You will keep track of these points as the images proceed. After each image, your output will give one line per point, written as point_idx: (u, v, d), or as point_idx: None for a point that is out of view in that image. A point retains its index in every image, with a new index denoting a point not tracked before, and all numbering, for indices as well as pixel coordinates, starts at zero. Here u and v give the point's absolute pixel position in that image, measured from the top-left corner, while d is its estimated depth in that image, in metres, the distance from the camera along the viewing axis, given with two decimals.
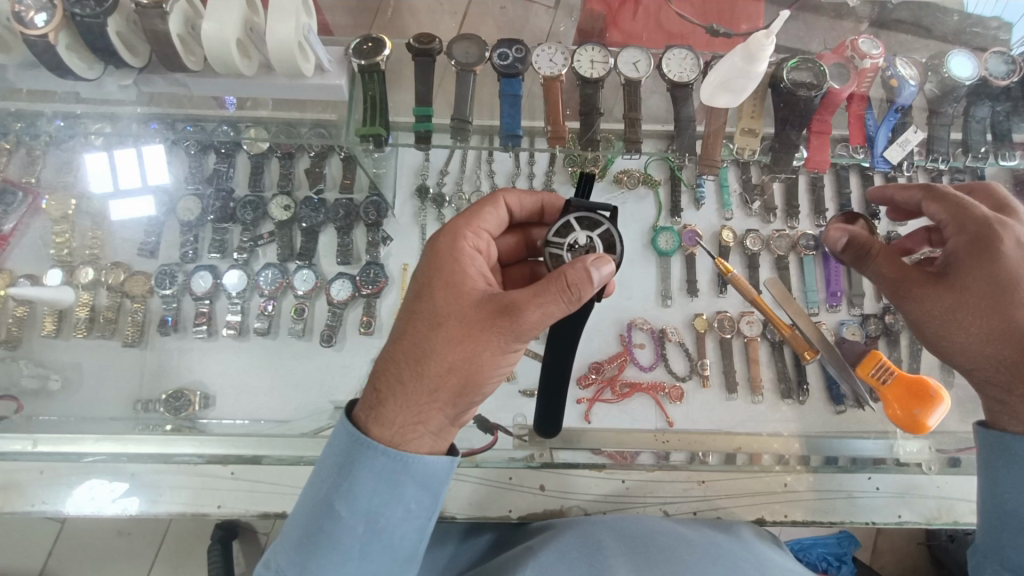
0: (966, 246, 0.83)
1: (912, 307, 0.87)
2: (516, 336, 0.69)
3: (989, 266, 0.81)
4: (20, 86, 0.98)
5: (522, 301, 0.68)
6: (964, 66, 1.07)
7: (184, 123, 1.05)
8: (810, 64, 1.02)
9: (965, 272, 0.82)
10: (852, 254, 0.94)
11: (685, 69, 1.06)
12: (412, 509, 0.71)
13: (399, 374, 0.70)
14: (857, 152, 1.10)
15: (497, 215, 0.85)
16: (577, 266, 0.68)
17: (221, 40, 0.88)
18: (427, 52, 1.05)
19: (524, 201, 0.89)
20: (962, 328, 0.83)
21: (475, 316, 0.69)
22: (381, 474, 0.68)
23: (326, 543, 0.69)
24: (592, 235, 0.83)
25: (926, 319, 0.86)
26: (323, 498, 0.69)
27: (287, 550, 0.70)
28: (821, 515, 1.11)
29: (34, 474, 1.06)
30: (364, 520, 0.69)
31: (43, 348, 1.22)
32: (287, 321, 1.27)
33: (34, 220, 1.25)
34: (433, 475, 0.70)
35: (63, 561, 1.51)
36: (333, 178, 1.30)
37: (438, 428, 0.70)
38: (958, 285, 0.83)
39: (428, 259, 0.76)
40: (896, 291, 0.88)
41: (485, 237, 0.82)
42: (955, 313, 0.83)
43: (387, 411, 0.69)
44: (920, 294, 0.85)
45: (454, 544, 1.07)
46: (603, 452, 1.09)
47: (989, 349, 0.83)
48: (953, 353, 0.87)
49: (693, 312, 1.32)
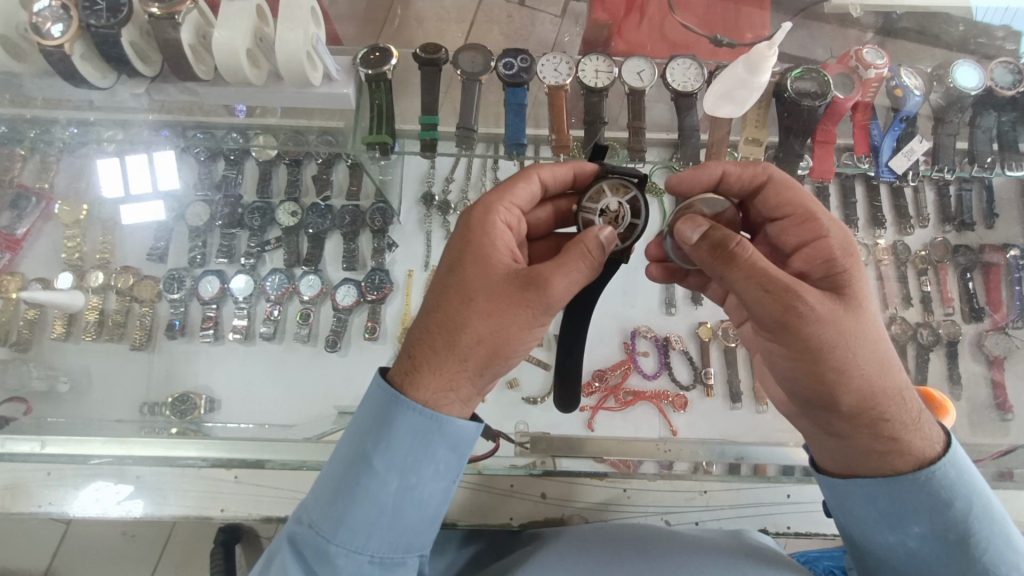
0: (836, 254, 0.72)
1: (812, 322, 0.64)
2: (544, 309, 0.69)
3: (864, 277, 0.71)
4: (35, 94, 1.00)
5: (547, 273, 0.68)
6: (969, 75, 1.08)
7: (195, 130, 1.10)
8: (814, 74, 1.03)
9: (843, 283, 0.69)
10: (722, 237, 0.68)
11: (689, 78, 1.06)
12: (441, 470, 0.69)
13: (432, 344, 0.68)
14: (862, 161, 1.12)
15: (531, 191, 0.81)
16: (590, 235, 0.72)
17: (230, 49, 0.89)
18: (434, 62, 1.06)
19: (566, 172, 0.84)
20: (858, 351, 0.66)
21: (504, 290, 0.68)
22: (415, 431, 0.67)
23: (359, 496, 0.68)
24: (622, 201, 0.85)
25: (823, 335, 0.65)
26: (359, 453, 0.69)
27: (320, 505, 0.69)
28: (825, 527, 1.09)
29: (41, 475, 1.07)
30: (397, 475, 0.68)
31: (53, 350, 1.23)
32: (293, 326, 1.28)
33: (47, 225, 1.28)
34: (463, 440, 0.70)
35: (68, 563, 1.52)
36: (340, 184, 1.34)
37: (468, 397, 0.70)
38: (847, 298, 0.68)
39: (458, 234, 0.74)
40: (791, 296, 0.64)
41: (517, 212, 0.79)
42: (856, 329, 0.66)
43: (421, 377, 0.68)
44: (817, 302, 0.65)
45: (454, 549, 1.07)
46: (605, 460, 1.07)
47: (874, 382, 0.67)
48: (827, 383, 0.67)
49: (698, 321, 1.32)
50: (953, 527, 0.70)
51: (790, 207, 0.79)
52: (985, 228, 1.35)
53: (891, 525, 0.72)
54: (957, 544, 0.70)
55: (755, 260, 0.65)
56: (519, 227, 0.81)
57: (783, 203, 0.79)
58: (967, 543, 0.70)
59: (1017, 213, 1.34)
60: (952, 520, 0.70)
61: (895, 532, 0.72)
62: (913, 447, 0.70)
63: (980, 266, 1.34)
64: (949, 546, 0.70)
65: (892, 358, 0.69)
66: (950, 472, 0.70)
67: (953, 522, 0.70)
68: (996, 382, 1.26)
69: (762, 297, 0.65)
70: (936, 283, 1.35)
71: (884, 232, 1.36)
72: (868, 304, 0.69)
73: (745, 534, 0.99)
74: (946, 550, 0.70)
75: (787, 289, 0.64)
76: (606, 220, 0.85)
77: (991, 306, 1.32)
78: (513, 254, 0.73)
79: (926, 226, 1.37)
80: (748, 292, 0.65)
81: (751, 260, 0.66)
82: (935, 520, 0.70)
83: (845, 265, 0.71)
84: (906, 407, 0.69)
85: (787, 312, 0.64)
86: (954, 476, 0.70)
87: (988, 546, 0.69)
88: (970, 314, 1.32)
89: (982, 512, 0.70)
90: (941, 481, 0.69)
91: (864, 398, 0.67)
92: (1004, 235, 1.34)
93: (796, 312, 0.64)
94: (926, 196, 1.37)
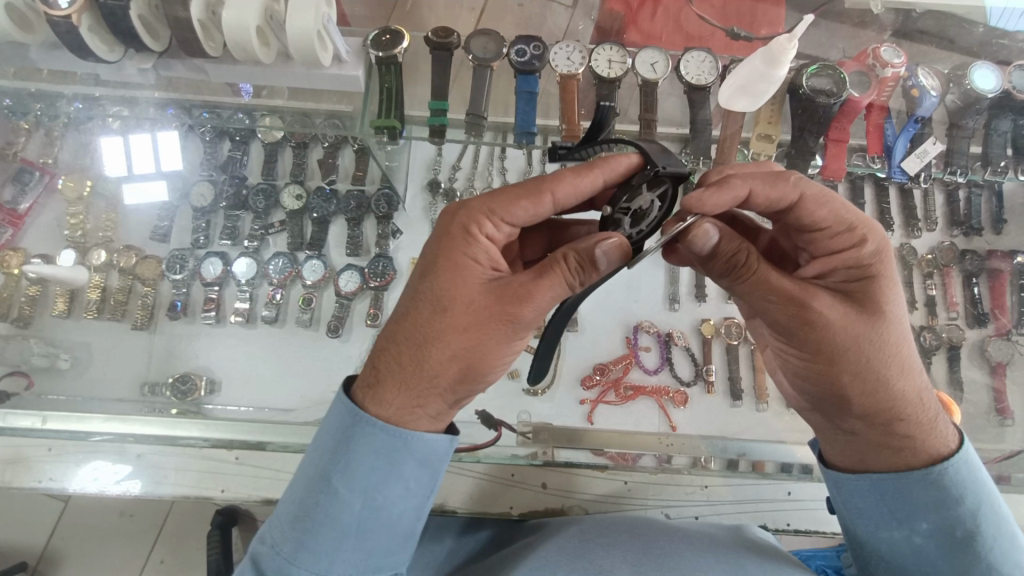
0: (865, 259, 0.67)
1: (823, 329, 0.65)
2: (521, 325, 0.68)
3: (892, 280, 0.68)
4: (41, 66, 0.99)
5: (528, 287, 0.67)
6: (987, 78, 1.06)
7: (201, 109, 1.05)
8: (830, 71, 1.02)
9: (866, 290, 0.67)
10: (733, 253, 0.68)
11: (703, 72, 1.05)
12: (411, 487, 0.69)
13: (399, 356, 0.68)
14: (874, 162, 1.11)
15: (535, 211, 0.73)
16: (580, 249, 0.68)
17: (241, 27, 0.88)
18: (444, 46, 1.05)
19: (594, 182, 0.73)
20: (871, 358, 0.66)
21: (482, 303, 0.67)
22: (378, 450, 0.67)
23: (321, 518, 0.67)
24: (653, 200, 0.74)
25: (834, 342, 0.66)
26: (320, 474, 0.68)
27: (283, 525, 0.68)
28: (823, 525, 1.09)
29: (43, 450, 1.07)
30: (362, 496, 0.67)
31: (54, 327, 1.23)
32: (295, 310, 1.28)
33: (51, 200, 1.26)
34: (433, 454, 0.69)
35: (66, 539, 1.53)
36: (346, 170, 1.31)
37: (437, 413, 0.69)
38: (869, 305, 0.66)
39: (438, 237, 0.71)
40: (801, 305, 0.65)
41: (509, 229, 0.73)
42: (873, 335, 0.66)
43: (384, 392, 0.67)
44: (831, 310, 0.65)
45: (452, 538, 1.04)
46: (606, 453, 1.07)
47: (889, 385, 0.67)
48: (838, 385, 0.68)
49: (701, 318, 1.32)
50: (962, 524, 0.70)
51: (826, 221, 0.68)
52: (994, 233, 1.34)
53: (899, 520, 0.71)
54: (963, 541, 0.70)
55: (766, 271, 0.67)
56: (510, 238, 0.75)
57: (820, 219, 0.68)
58: (973, 539, 0.70)
59: None
60: (961, 517, 0.69)
61: (902, 529, 0.72)
62: (927, 445, 0.70)
63: (986, 274, 1.33)
64: (954, 543, 0.70)
65: (911, 361, 0.69)
66: (962, 470, 0.70)
67: (962, 518, 0.69)
68: (998, 388, 1.25)
69: (771, 304, 0.67)
70: (941, 287, 1.34)
71: (892, 233, 1.35)
72: (891, 310, 0.67)
73: (748, 530, 0.98)
74: (952, 546, 0.70)
75: (798, 296, 0.65)
76: (634, 217, 0.75)
77: (996, 311, 1.32)
78: (494, 264, 0.70)
79: (934, 229, 1.36)
80: (759, 300, 0.68)
81: (761, 274, 0.67)
82: (944, 517, 0.70)
83: (873, 270, 0.67)
84: (923, 407, 0.70)
85: (797, 318, 0.66)
86: (965, 474, 0.70)
87: (992, 545, 0.70)
88: (974, 320, 1.31)
89: (989, 510, 0.70)
90: (954, 478, 0.69)
91: (877, 402, 0.68)
92: (1013, 240, 1.34)
93: (807, 319, 0.65)
94: (936, 199, 1.36)
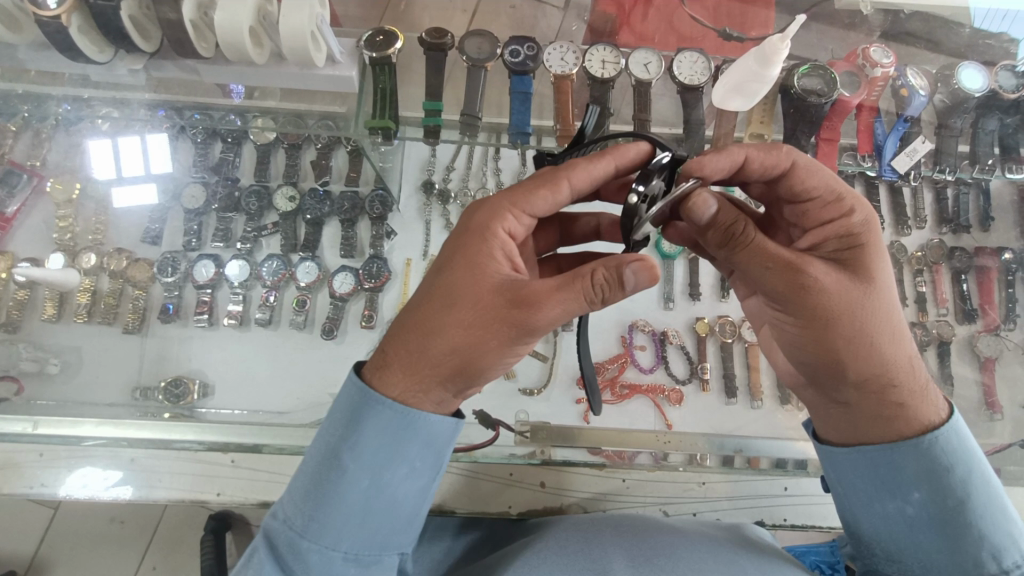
0: (854, 228, 0.71)
1: (818, 292, 0.66)
2: (526, 331, 0.66)
3: (881, 249, 0.71)
4: (29, 66, 0.97)
5: (541, 295, 0.65)
6: (974, 78, 1.09)
7: (192, 111, 1.05)
8: (821, 71, 1.03)
9: (857, 256, 0.70)
10: (729, 224, 0.68)
11: (696, 72, 1.06)
12: (416, 467, 0.70)
13: (406, 344, 0.67)
14: (864, 161, 1.12)
15: (554, 201, 0.74)
16: (609, 266, 0.65)
17: (234, 27, 0.88)
18: (439, 47, 1.05)
19: (603, 171, 0.74)
20: (866, 323, 0.67)
21: (490, 303, 0.66)
22: (388, 431, 0.67)
23: (331, 495, 0.67)
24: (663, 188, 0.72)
25: (828, 306, 0.67)
26: (328, 452, 0.68)
27: (293, 501, 0.69)
28: (818, 520, 1.10)
29: (34, 456, 1.05)
30: (370, 474, 0.68)
31: (43, 331, 1.21)
32: (289, 313, 1.27)
33: (39, 202, 1.25)
34: (438, 436, 0.70)
35: (54, 546, 1.51)
36: (340, 171, 1.31)
37: (439, 399, 0.69)
38: (862, 271, 0.69)
39: (460, 230, 0.71)
40: (798, 269, 0.66)
41: (528, 220, 0.74)
42: (865, 301, 0.67)
43: (390, 374, 0.68)
44: (825, 274, 0.67)
45: (450, 538, 1.04)
46: (602, 452, 1.06)
47: (883, 351, 0.69)
48: (834, 352, 0.69)
49: (695, 316, 1.32)
50: (952, 493, 0.70)
51: (816, 190, 0.74)
52: (981, 231, 1.36)
53: (891, 492, 0.73)
54: (956, 511, 0.71)
55: (760, 238, 0.67)
56: (526, 231, 0.76)
57: (811, 187, 0.74)
58: (964, 509, 0.70)
59: (1014, 218, 1.35)
60: (951, 486, 0.70)
61: (894, 500, 0.73)
62: (919, 414, 0.72)
63: (974, 270, 1.35)
64: (946, 513, 0.71)
65: (903, 329, 0.70)
66: (953, 440, 0.71)
67: (953, 487, 0.70)
68: (986, 383, 1.27)
69: (768, 270, 0.67)
70: (930, 285, 1.35)
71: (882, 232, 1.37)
72: (881, 277, 0.69)
73: (745, 527, 0.98)
74: (945, 517, 0.71)
75: (792, 262, 0.66)
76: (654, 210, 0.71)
77: (984, 307, 1.33)
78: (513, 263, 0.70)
79: (922, 227, 1.38)
80: (756, 268, 0.68)
81: (756, 241, 0.67)
82: (935, 486, 0.71)
83: (862, 238, 0.70)
84: (914, 374, 0.71)
85: (793, 284, 0.66)
86: (955, 444, 0.71)
87: (984, 515, 0.70)
88: (964, 317, 1.33)
89: (979, 480, 0.71)
90: (944, 447, 0.71)
91: (870, 368, 0.69)
92: (1000, 238, 1.36)
93: (803, 284, 0.66)
94: (924, 198, 1.38)
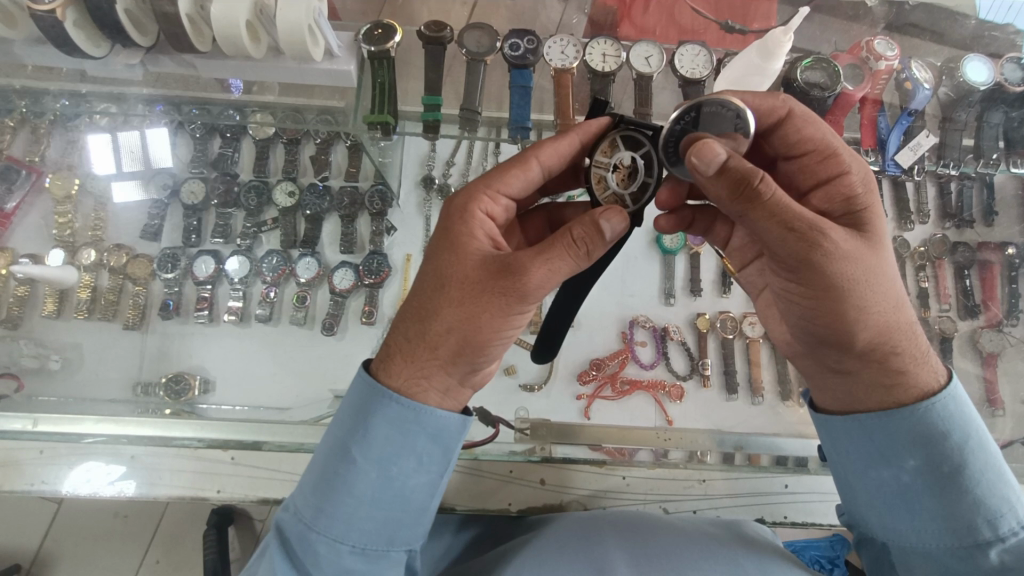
0: (853, 190, 0.71)
1: (841, 259, 0.63)
2: (519, 298, 0.65)
3: (880, 213, 0.71)
4: (26, 61, 0.97)
5: (525, 261, 0.64)
6: (979, 70, 1.07)
7: (190, 106, 1.04)
8: (824, 64, 1.02)
9: (861, 220, 0.69)
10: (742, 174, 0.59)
11: (697, 66, 1.05)
12: (423, 461, 0.69)
13: (405, 332, 0.68)
14: (867, 155, 1.11)
15: (527, 179, 0.76)
16: (585, 222, 0.65)
17: (231, 22, 0.87)
18: (438, 40, 1.03)
19: (570, 145, 0.77)
20: (879, 287, 0.66)
21: (477, 277, 0.66)
22: (394, 422, 0.67)
23: (340, 487, 0.67)
24: (636, 156, 0.79)
25: (848, 272, 0.63)
26: (338, 445, 0.68)
27: (303, 493, 0.69)
28: (820, 518, 1.10)
29: (34, 453, 1.05)
30: (377, 465, 0.67)
31: (44, 328, 1.21)
32: (289, 309, 1.27)
33: (38, 198, 1.24)
34: (443, 429, 0.69)
35: (58, 541, 1.51)
36: (339, 166, 1.31)
37: (444, 387, 0.69)
38: (867, 233, 0.68)
39: (440, 217, 0.72)
40: (820, 234, 0.61)
41: (507, 202, 0.75)
42: (878, 267, 0.65)
43: (394, 364, 0.68)
44: (846, 236, 0.63)
45: (451, 535, 1.07)
46: (602, 448, 1.07)
47: (890, 318, 0.68)
48: (848, 316, 0.66)
49: (696, 312, 1.32)
50: (949, 458, 0.70)
51: (812, 142, 0.74)
52: (984, 226, 1.35)
53: (886, 456, 0.73)
54: (951, 477, 0.70)
55: (785, 195, 0.60)
56: (508, 215, 0.77)
57: (807, 138, 0.74)
58: (960, 475, 0.70)
59: None
60: (948, 451, 0.70)
61: (890, 466, 0.73)
62: (920, 380, 0.71)
63: (977, 265, 1.35)
64: (942, 479, 0.70)
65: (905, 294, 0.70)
66: (950, 405, 0.71)
67: (949, 453, 0.70)
68: (988, 378, 1.26)
69: (791, 234, 0.61)
70: (933, 279, 1.36)
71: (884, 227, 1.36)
72: (885, 242, 0.69)
73: (746, 525, 0.98)
74: (939, 483, 0.71)
75: (817, 225, 0.61)
76: (619, 175, 0.79)
77: (986, 302, 1.33)
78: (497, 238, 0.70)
79: (926, 222, 1.37)
80: (776, 230, 0.61)
81: (780, 196, 0.60)
82: (931, 451, 0.71)
83: (862, 203, 0.70)
84: (916, 341, 0.71)
85: (817, 249, 0.62)
86: (953, 410, 0.71)
87: (980, 479, 0.70)
88: (966, 312, 1.33)
89: (977, 446, 0.71)
90: (941, 412, 0.70)
91: (876, 336, 0.68)
92: (1004, 233, 1.35)
93: (827, 248, 0.62)
94: (928, 192, 1.36)
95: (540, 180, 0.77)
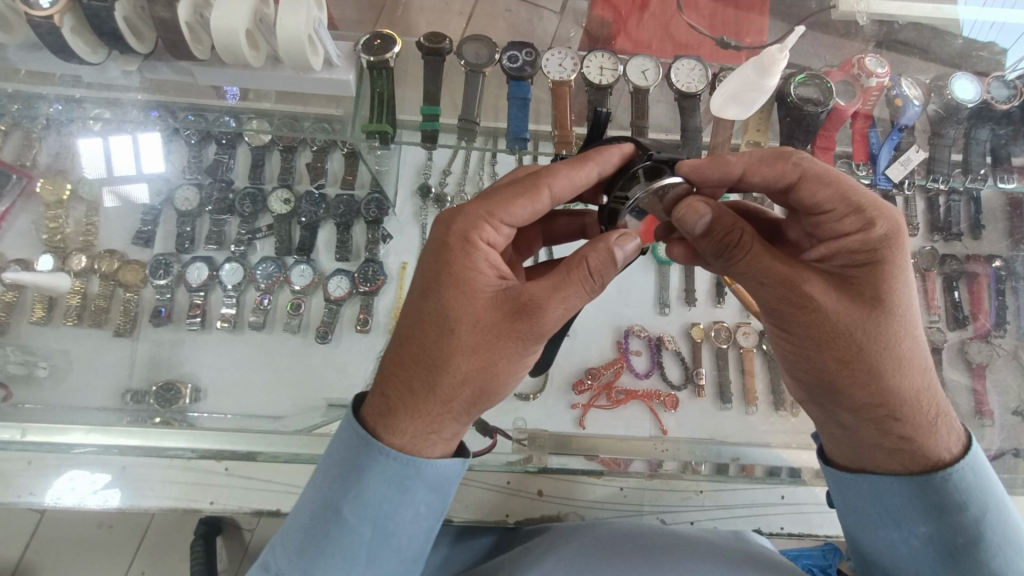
0: (870, 247, 0.65)
1: (812, 311, 0.64)
2: (535, 338, 0.66)
3: (900, 268, 0.65)
4: (19, 66, 0.96)
5: (542, 301, 0.64)
6: (967, 87, 1.10)
7: (186, 112, 1.03)
8: (817, 80, 1.05)
9: (868, 275, 0.65)
10: (726, 232, 0.66)
11: (693, 80, 1.07)
12: (421, 511, 0.68)
13: (409, 384, 0.66)
14: (858, 169, 1.13)
15: (533, 207, 0.70)
16: (601, 253, 0.67)
17: (230, 30, 0.86)
18: (437, 52, 1.04)
19: (586, 176, 0.72)
20: (865, 349, 0.64)
21: (490, 320, 0.65)
22: (389, 479, 0.65)
23: (331, 548, 0.66)
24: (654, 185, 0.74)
25: (820, 326, 0.64)
26: (327, 503, 0.67)
27: (288, 556, 0.68)
28: (814, 529, 1.11)
29: (22, 465, 1.04)
30: (371, 523, 0.66)
31: (32, 334, 1.19)
32: (283, 316, 1.26)
33: (28, 204, 1.22)
34: (443, 478, 0.68)
35: (41, 553, 1.48)
36: (336, 173, 1.30)
37: (453, 434, 0.68)
38: (864, 293, 0.65)
39: (435, 252, 0.68)
40: (794, 286, 0.64)
41: (508, 230, 0.70)
42: (862, 327, 0.64)
43: (398, 421, 0.66)
44: (819, 291, 0.64)
45: (446, 546, 1.06)
46: (597, 458, 1.05)
47: (885, 377, 0.65)
48: (832, 362, 0.66)
49: (690, 322, 1.33)
50: (963, 531, 0.68)
51: (831, 201, 0.67)
52: (971, 238, 1.37)
53: (897, 520, 0.70)
54: (964, 548, 0.68)
55: (760, 251, 0.65)
56: (508, 242, 0.72)
57: (823, 199, 0.68)
58: (975, 546, 0.68)
59: (1004, 225, 1.36)
60: (963, 524, 0.67)
61: (899, 530, 0.71)
62: (928, 449, 0.68)
63: (964, 277, 1.37)
64: (954, 549, 0.68)
65: (914, 358, 0.66)
66: (969, 475, 0.67)
67: (965, 525, 0.67)
68: (975, 388, 1.28)
69: (763, 285, 0.65)
70: (922, 291, 1.37)
71: None
72: (893, 299, 0.65)
73: (747, 535, 0.99)
74: (954, 551, 0.68)
75: (786, 278, 0.64)
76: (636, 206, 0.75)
77: (974, 314, 1.35)
78: (501, 270, 0.68)
79: (915, 235, 1.38)
80: (749, 279, 0.66)
81: (755, 250, 0.65)
82: (945, 522, 0.68)
83: (878, 257, 0.65)
84: (922, 409, 0.67)
85: (785, 298, 0.64)
86: (972, 480, 0.68)
87: (997, 552, 0.67)
88: (955, 322, 1.34)
89: (996, 518, 0.68)
90: (959, 483, 0.67)
91: (871, 395, 0.66)
92: (990, 246, 1.37)
93: (796, 300, 0.64)
94: (916, 206, 1.38)
95: (545, 207, 0.72)
